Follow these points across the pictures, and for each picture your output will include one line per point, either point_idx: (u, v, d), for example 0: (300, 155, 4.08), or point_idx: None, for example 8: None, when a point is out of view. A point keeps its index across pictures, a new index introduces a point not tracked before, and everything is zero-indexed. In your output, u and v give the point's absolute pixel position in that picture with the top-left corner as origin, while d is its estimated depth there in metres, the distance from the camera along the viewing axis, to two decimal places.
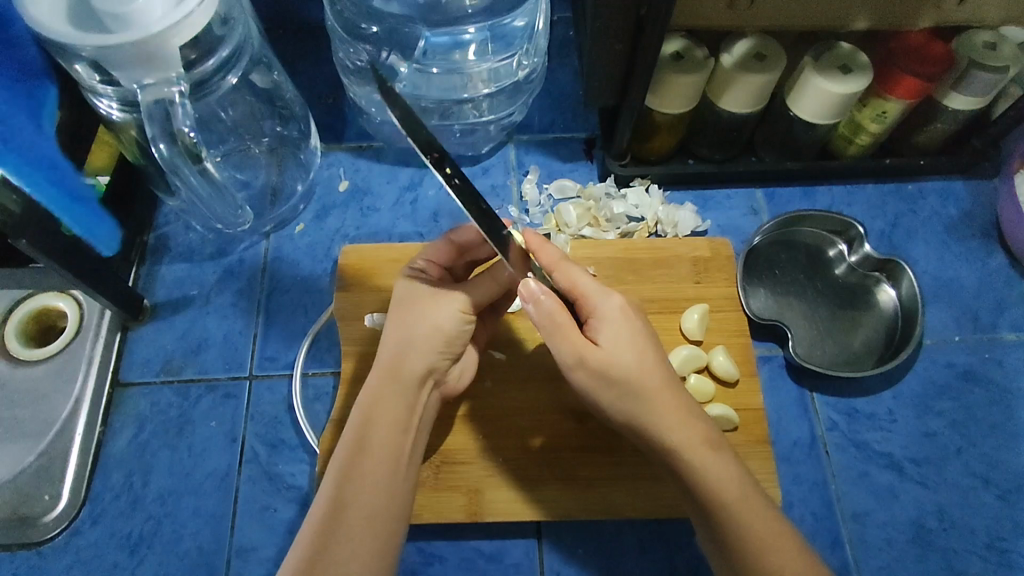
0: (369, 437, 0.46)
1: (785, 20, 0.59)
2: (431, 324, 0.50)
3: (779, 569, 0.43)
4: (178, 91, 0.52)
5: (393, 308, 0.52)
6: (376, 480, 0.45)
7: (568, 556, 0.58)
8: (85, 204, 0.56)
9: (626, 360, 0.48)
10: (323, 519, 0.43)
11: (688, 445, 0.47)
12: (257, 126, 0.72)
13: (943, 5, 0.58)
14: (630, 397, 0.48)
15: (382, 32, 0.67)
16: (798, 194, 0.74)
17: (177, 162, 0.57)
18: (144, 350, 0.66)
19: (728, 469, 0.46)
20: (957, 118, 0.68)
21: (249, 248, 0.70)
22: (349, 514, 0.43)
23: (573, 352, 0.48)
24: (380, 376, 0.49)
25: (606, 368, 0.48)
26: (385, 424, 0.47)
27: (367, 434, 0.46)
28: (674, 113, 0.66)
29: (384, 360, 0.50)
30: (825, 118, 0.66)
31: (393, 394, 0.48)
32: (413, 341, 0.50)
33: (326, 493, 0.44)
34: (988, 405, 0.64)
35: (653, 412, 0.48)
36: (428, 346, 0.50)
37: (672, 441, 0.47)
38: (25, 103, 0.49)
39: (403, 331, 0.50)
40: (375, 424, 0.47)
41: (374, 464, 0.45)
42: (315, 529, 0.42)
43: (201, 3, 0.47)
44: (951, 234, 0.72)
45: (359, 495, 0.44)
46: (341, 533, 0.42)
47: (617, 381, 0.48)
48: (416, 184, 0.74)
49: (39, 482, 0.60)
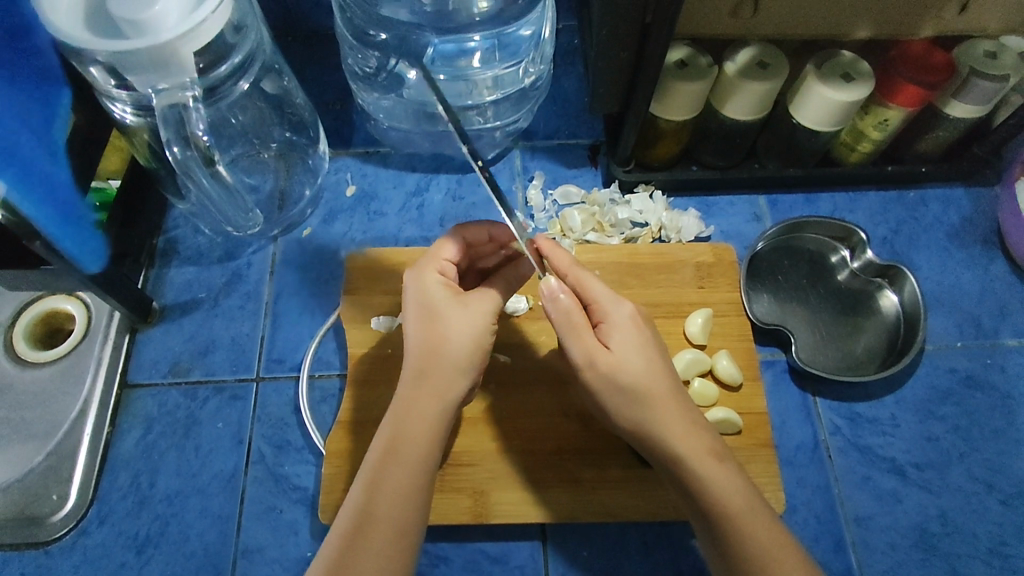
0: (400, 448, 0.46)
1: (786, 29, 0.61)
2: (464, 338, 0.49)
3: None
4: (192, 96, 0.53)
5: (415, 314, 0.51)
6: (403, 492, 0.45)
7: (572, 558, 0.58)
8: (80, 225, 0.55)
9: (634, 368, 0.49)
10: (349, 534, 0.43)
11: (695, 452, 0.47)
12: (267, 131, 0.73)
13: (943, 15, 0.59)
14: (640, 401, 0.48)
15: (392, 39, 0.67)
16: (800, 201, 0.75)
17: (191, 165, 0.58)
18: (152, 352, 0.66)
19: (734, 481, 0.47)
20: (958, 126, 0.69)
21: (257, 252, 0.71)
22: (376, 530, 0.43)
23: (586, 352, 0.49)
24: (410, 386, 0.48)
25: (615, 372, 0.48)
26: (417, 438, 0.47)
27: (397, 445, 0.46)
28: (676, 121, 0.67)
29: (414, 368, 0.49)
30: (827, 125, 0.66)
31: (425, 406, 0.48)
32: (447, 357, 0.48)
33: (353, 504, 0.45)
34: (990, 410, 0.64)
35: (657, 418, 0.48)
36: (464, 363, 0.49)
37: (678, 449, 0.47)
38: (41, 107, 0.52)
39: (438, 344, 0.49)
40: (407, 437, 0.47)
41: (404, 476, 0.45)
42: (342, 540, 0.43)
43: (216, 11, 0.48)
44: (953, 241, 0.72)
45: (389, 508, 0.44)
46: (367, 548, 0.43)
47: (627, 383, 0.48)
48: (422, 189, 0.74)
49: (47, 482, 0.61)
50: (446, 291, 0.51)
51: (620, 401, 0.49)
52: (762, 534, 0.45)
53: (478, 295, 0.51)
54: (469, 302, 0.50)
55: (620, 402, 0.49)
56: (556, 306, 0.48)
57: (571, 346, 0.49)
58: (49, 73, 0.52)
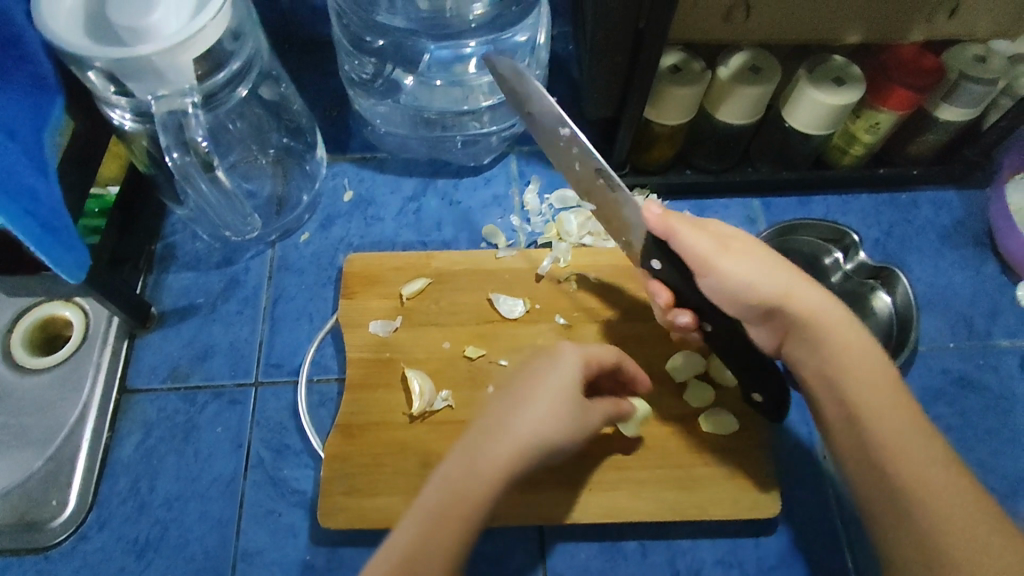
0: (452, 514, 0.38)
1: (780, 34, 0.61)
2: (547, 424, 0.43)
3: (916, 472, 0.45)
4: (190, 102, 0.54)
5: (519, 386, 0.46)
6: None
7: (571, 560, 0.59)
8: (55, 233, 0.51)
9: (767, 256, 0.52)
10: None
11: (860, 344, 0.49)
12: (265, 137, 0.74)
13: (934, 19, 0.61)
14: (776, 276, 0.50)
15: (388, 45, 0.71)
16: (794, 203, 0.75)
17: (190, 170, 0.59)
18: (151, 356, 0.67)
19: (888, 379, 0.48)
20: (949, 129, 0.70)
21: (255, 257, 0.71)
22: None
23: (711, 244, 0.51)
24: (515, 449, 0.41)
25: (749, 255, 0.51)
26: (466, 515, 0.39)
27: (458, 499, 0.39)
28: (671, 125, 0.68)
29: (504, 450, 0.41)
30: (819, 128, 0.67)
31: (487, 480, 0.40)
32: (531, 430, 0.43)
33: (387, 567, 0.36)
34: (983, 410, 0.65)
35: (797, 288, 0.50)
36: (538, 445, 0.43)
37: (821, 313, 0.50)
38: (31, 116, 0.50)
39: (525, 411, 0.44)
40: (456, 507, 0.39)
41: (439, 556, 0.37)
42: None
43: (214, 19, 0.49)
44: (945, 243, 0.73)
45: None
46: None
47: (756, 262, 0.51)
48: (419, 194, 0.75)
49: (46, 488, 0.61)
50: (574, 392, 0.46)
51: (759, 279, 0.50)
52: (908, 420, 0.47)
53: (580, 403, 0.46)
54: (576, 414, 0.45)
55: (761, 286, 0.50)
56: (663, 221, 0.51)
57: (692, 241, 0.51)
58: (45, 81, 0.51)
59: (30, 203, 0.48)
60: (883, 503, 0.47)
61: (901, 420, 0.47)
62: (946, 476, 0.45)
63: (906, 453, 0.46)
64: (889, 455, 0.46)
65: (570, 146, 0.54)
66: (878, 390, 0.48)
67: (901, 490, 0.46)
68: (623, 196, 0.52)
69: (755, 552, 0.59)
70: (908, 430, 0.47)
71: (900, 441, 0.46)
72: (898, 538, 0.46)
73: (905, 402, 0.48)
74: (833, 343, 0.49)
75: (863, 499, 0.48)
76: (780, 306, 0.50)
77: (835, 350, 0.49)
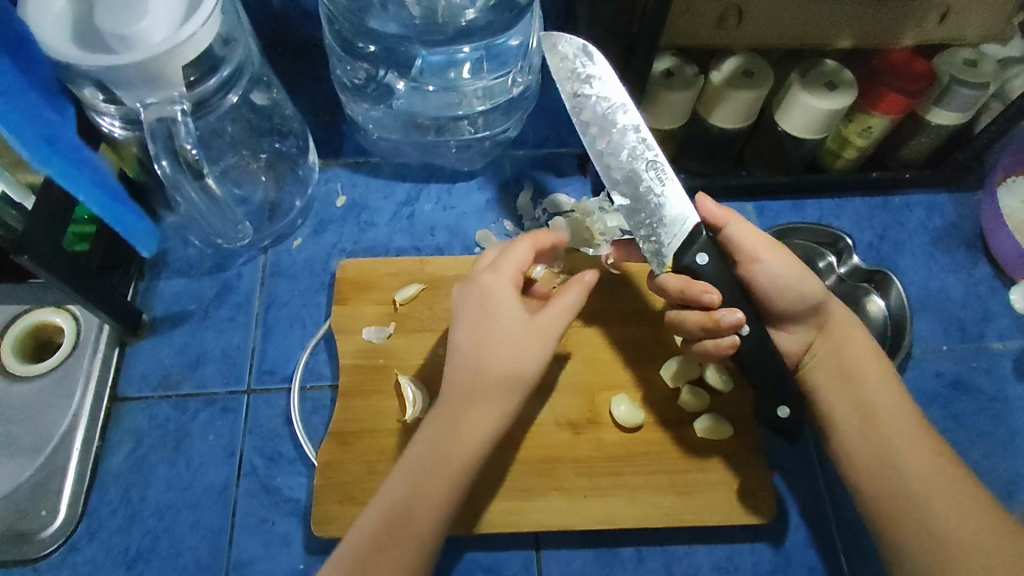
0: (437, 467, 0.48)
1: (773, 38, 0.62)
2: (506, 370, 0.49)
3: (912, 468, 0.49)
4: (180, 109, 0.53)
5: (471, 308, 0.51)
6: (426, 522, 0.47)
7: (566, 567, 0.58)
8: (124, 204, 0.63)
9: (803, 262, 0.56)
10: (383, 528, 0.47)
11: (877, 353, 0.55)
12: (256, 141, 0.73)
13: (924, 24, 0.61)
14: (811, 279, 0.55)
15: (379, 51, 0.68)
16: (788, 207, 0.75)
17: (179, 177, 0.58)
18: (142, 364, 0.66)
19: (893, 388, 0.53)
20: (940, 133, 0.70)
21: (247, 263, 0.71)
22: (403, 533, 0.47)
23: (757, 238, 0.55)
24: (496, 405, 0.49)
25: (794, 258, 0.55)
26: (444, 473, 0.48)
27: (442, 457, 0.48)
28: (665, 129, 0.68)
29: (489, 401, 0.49)
30: (811, 133, 0.67)
31: (462, 442, 0.49)
32: (491, 384, 0.49)
33: (392, 496, 0.48)
34: (977, 413, 0.65)
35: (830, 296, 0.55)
36: (500, 399, 0.49)
37: (840, 318, 0.55)
38: (56, 102, 0.54)
39: (488, 356, 0.49)
40: (437, 466, 0.48)
41: (427, 503, 0.48)
42: (378, 526, 0.47)
43: (204, 26, 0.48)
44: (937, 246, 0.73)
45: (423, 518, 0.47)
46: (389, 546, 0.46)
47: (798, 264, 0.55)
48: (412, 199, 0.75)
49: (35, 499, 0.60)
50: (518, 326, 0.50)
51: (799, 280, 0.54)
52: (903, 424, 0.51)
53: (539, 329, 0.51)
54: (531, 345, 0.50)
55: (805, 283, 0.54)
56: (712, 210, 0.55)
57: (742, 233, 0.55)
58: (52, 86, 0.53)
59: (102, 181, 0.59)
60: (884, 503, 0.50)
61: (894, 425, 0.51)
62: (936, 471, 0.49)
63: (916, 447, 0.50)
64: (888, 448, 0.51)
65: (625, 134, 0.54)
66: (879, 389, 0.53)
67: (897, 492, 0.50)
68: (680, 190, 0.54)
69: (751, 557, 0.59)
70: (904, 434, 0.51)
71: (898, 442, 0.51)
72: (900, 534, 0.49)
73: (902, 404, 0.53)
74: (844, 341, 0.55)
75: (856, 491, 0.52)
76: (818, 304, 0.55)
77: (848, 351, 0.54)
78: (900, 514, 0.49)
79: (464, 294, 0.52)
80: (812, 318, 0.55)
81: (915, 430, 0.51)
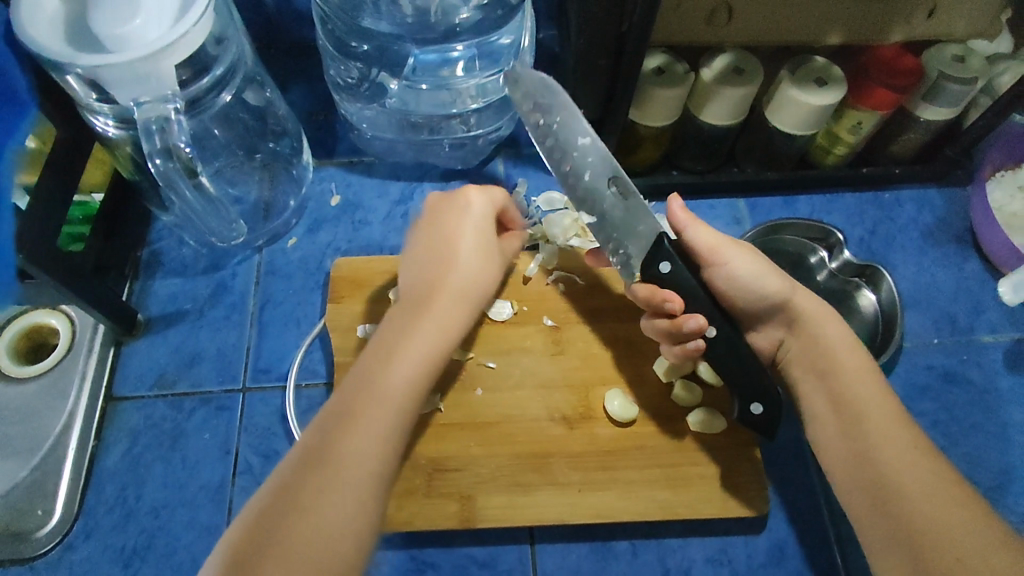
0: (398, 348, 0.47)
1: (761, 36, 0.62)
2: (463, 274, 0.52)
3: (889, 456, 0.49)
4: (173, 108, 0.54)
5: (438, 218, 0.55)
6: (386, 412, 0.45)
7: (561, 561, 0.59)
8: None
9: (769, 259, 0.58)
10: (344, 409, 0.44)
11: (849, 342, 0.55)
12: (249, 142, 0.73)
13: (913, 19, 0.62)
14: (772, 275, 0.56)
15: (371, 49, 0.69)
16: (779, 203, 0.76)
17: (173, 176, 0.58)
18: (137, 364, 0.66)
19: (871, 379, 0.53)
20: (929, 128, 0.71)
21: (241, 262, 0.71)
22: (360, 414, 0.44)
23: (716, 239, 0.57)
24: (455, 298, 0.51)
25: (756, 255, 0.57)
26: (407, 358, 0.47)
27: (403, 340, 0.48)
28: (655, 127, 0.68)
29: (451, 292, 0.51)
30: (800, 129, 0.68)
31: (427, 326, 0.49)
32: (449, 280, 0.52)
33: (354, 383, 0.46)
34: (967, 405, 0.66)
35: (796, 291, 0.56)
36: (460, 299, 0.51)
37: (809, 312, 0.56)
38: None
39: (450, 258, 0.53)
40: (401, 352, 0.47)
41: (387, 387, 0.45)
42: (336, 408, 0.44)
43: (196, 25, 0.49)
44: (928, 240, 0.74)
45: (388, 396, 0.45)
46: (353, 430, 0.43)
47: (759, 261, 0.57)
48: (407, 197, 0.75)
49: (31, 498, 0.60)
50: (484, 235, 0.55)
51: (760, 277, 0.56)
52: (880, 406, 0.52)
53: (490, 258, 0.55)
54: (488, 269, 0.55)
55: (765, 280, 0.56)
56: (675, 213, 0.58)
57: (701, 235, 0.57)
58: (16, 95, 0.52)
59: None
60: (859, 494, 0.50)
61: (877, 417, 0.51)
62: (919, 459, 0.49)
63: (888, 436, 0.50)
64: (863, 432, 0.51)
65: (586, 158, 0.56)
66: (855, 379, 0.53)
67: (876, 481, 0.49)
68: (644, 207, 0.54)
69: (745, 550, 0.59)
70: (887, 421, 0.51)
71: (881, 432, 0.51)
72: (874, 525, 0.49)
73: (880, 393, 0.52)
74: (815, 337, 0.56)
75: (837, 483, 0.52)
76: (782, 300, 0.56)
77: (822, 343, 0.55)
78: (878, 501, 0.49)
79: (439, 198, 0.57)
80: (783, 315, 0.57)
81: (891, 419, 0.51)
